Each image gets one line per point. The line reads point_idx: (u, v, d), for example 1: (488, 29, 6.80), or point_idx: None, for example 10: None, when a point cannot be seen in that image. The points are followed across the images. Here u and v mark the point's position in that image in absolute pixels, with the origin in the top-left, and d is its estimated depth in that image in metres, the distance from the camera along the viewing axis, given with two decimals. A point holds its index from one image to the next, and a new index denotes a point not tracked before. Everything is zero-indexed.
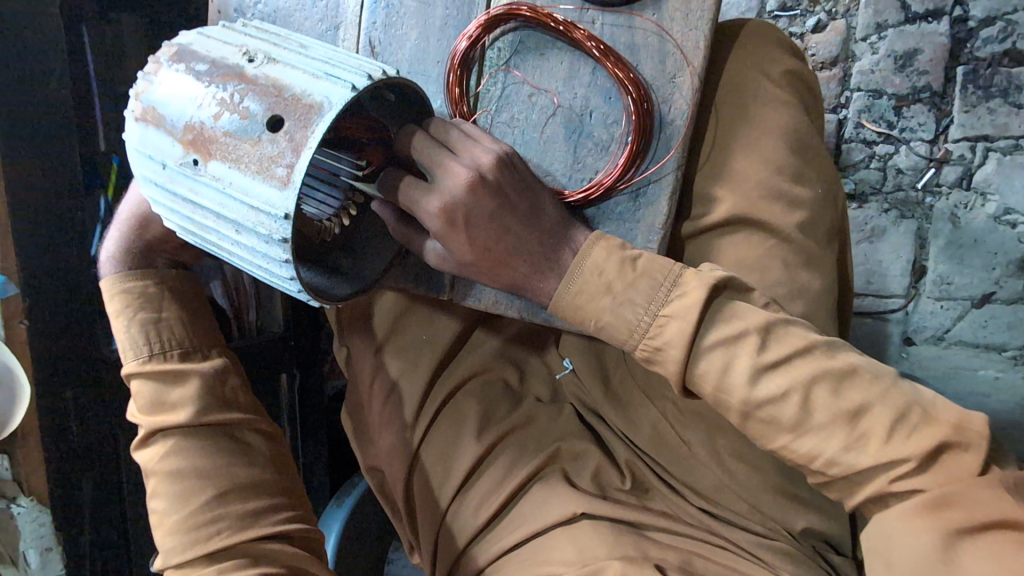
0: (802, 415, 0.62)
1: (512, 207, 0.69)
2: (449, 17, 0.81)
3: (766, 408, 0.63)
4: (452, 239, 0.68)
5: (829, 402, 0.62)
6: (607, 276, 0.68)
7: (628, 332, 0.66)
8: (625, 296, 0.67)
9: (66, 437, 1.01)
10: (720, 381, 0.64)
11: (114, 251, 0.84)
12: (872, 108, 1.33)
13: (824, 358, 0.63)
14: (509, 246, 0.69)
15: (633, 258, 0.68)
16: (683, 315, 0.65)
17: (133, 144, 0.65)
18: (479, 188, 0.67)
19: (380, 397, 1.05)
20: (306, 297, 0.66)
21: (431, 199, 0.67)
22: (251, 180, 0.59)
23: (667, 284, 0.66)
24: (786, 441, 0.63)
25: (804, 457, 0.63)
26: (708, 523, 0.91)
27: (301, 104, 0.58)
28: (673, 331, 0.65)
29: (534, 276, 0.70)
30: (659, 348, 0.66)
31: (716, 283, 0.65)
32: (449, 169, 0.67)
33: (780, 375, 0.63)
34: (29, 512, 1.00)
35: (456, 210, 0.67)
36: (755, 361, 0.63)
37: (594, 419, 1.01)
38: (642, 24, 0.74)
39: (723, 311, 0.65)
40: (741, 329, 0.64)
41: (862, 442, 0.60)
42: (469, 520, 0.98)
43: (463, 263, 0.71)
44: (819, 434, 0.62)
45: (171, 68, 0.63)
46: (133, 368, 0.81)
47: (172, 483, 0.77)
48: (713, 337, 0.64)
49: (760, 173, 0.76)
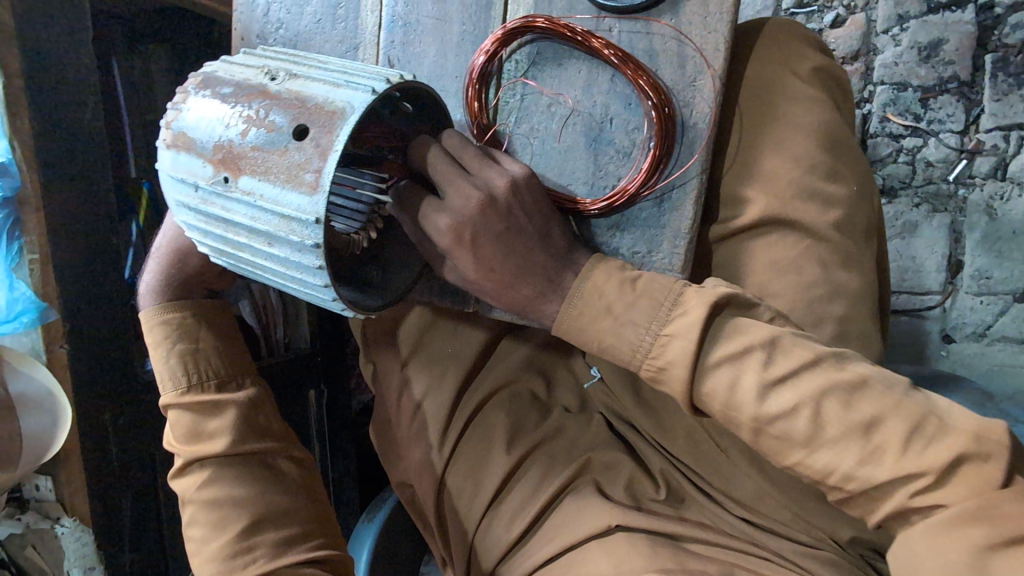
0: (814, 430, 0.59)
1: (521, 227, 0.68)
2: (466, 33, 0.81)
3: (779, 423, 0.60)
4: (459, 254, 0.68)
5: (840, 416, 0.58)
6: (608, 296, 0.67)
7: (630, 352, 0.65)
8: (626, 317, 0.66)
9: (106, 458, 1.02)
10: (729, 398, 0.62)
11: (154, 286, 0.85)
12: (897, 101, 1.29)
13: (833, 371, 0.60)
14: (514, 266, 0.69)
15: (633, 279, 0.68)
16: (685, 334, 0.63)
17: (165, 170, 0.66)
18: (489, 210, 0.67)
19: (408, 412, 1.06)
20: (343, 308, 0.66)
21: (443, 215, 0.67)
22: (281, 189, 0.59)
23: (667, 303, 0.65)
24: (800, 458, 0.60)
25: (820, 473, 0.60)
26: (751, 534, 0.88)
27: (324, 111, 0.59)
28: (676, 350, 0.63)
29: (536, 300, 0.69)
30: (663, 367, 0.64)
31: (717, 300, 0.63)
32: (459, 189, 0.67)
33: (788, 391, 0.60)
34: (72, 531, 1.00)
35: (464, 229, 0.67)
36: (762, 378, 0.60)
37: (628, 430, 1.00)
38: (660, 30, 0.73)
39: (726, 326, 0.63)
40: (746, 345, 0.62)
41: (877, 457, 0.57)
42: (501, 534, 0.97)
43: (471, 283, 0.71)
44: (833, 450, 0.58)
45: (197, 95, 0.64)
46: (171, 399, 0.82)
47: (207, 513, 0.79)
48: (718, 354, 0.62)
49: (792, 172, 0.75)
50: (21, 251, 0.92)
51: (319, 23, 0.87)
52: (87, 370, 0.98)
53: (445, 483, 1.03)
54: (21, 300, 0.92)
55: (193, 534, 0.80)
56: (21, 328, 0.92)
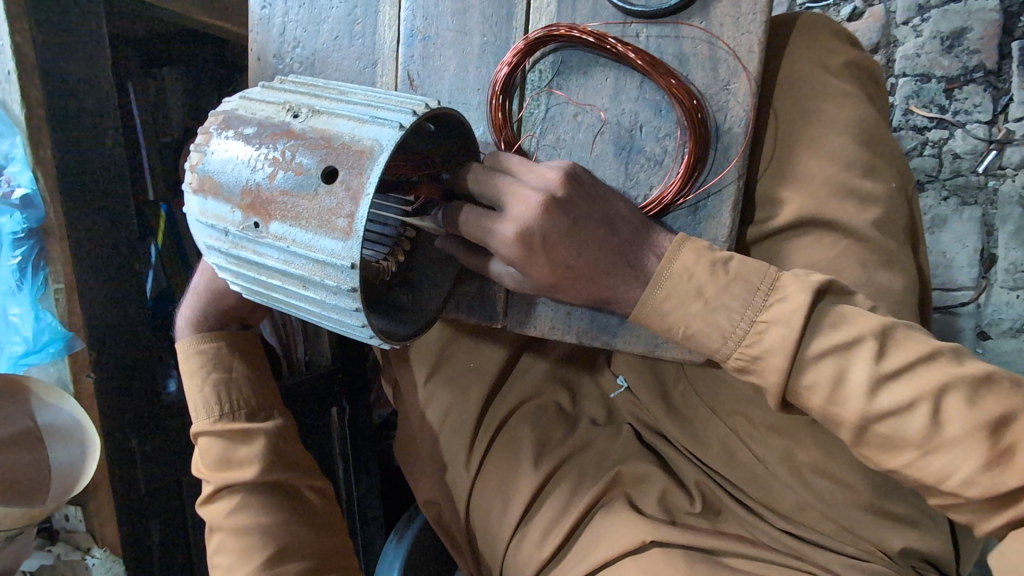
0: (932, 428, 0.58)
1: (588, 218, 0.66)
2: (486, 44, 0.80)
3: (889, 420, 0.59)
4: (529, 262, 0.65)
5: (964, 414, 0.58)
6: (698, 280, 0.65)
7: (721, 339, 0.64)
8: (718, 302, 0.64)
9: (135, 488, 0.99)
10: (833, 392, 0.61)
11: (193, 319, 0.84)
12: (920, 92, 1.26)
13: (951, 365, 0.59)
14: (592, 259, 0.66)
15: (724, 260, 0.65)
16: (783, 321, 0.62)
17: (193, 215, 0.64)
18: (555, 210, 0.64)
19: (437, 427, 1.05)
20: (377, 343, 0.65)
21: (505, 224, 0.64)
22: (313, 233, 0.57)
23: (764, 290, 0.64)
24: (913, 459, 0.60)
25: (934, 477, 0.59)
26: (794, 546, 0.84)
27: (353, 150, 0.56)
28: (774, 338, 0.62)
29: (618, 287, 0.67)
30: (756, 357, 0.63)
31: (819, 288, 0.62)
32: (519, 194, 0.64)
33: (902, 385, 0.59)
34: (103, 563, 0.98)
35: (533, 235, 0.64)
36: (874, 371, 0.60)
37: (656, 438, 0.97)
38: (690, 33, 0.71)
39: (829, 315, 0.62)
40: (855, 334, 0.61)
41: (1004, 460, 0.57)
42: (533, 553, 0.94)
43: (541, 286, 0.68)
44: (954, 450, 0.58)
45: (220, 136, 0.62)
46: (205, 425, 0.82)
47: (245, 547, 0.76)
48: (822, 344, 0.61)
49: (827, 170, 0.72)
50: (46, 281, 0.91)
51: (336, 41, 0.86)
52: (115, 399, 0.95)
53: (473, 498, 1.02)
54: (47, 329, 0.90)
55: (218, 561, 0.78)
56: (48, 357, 0.91)
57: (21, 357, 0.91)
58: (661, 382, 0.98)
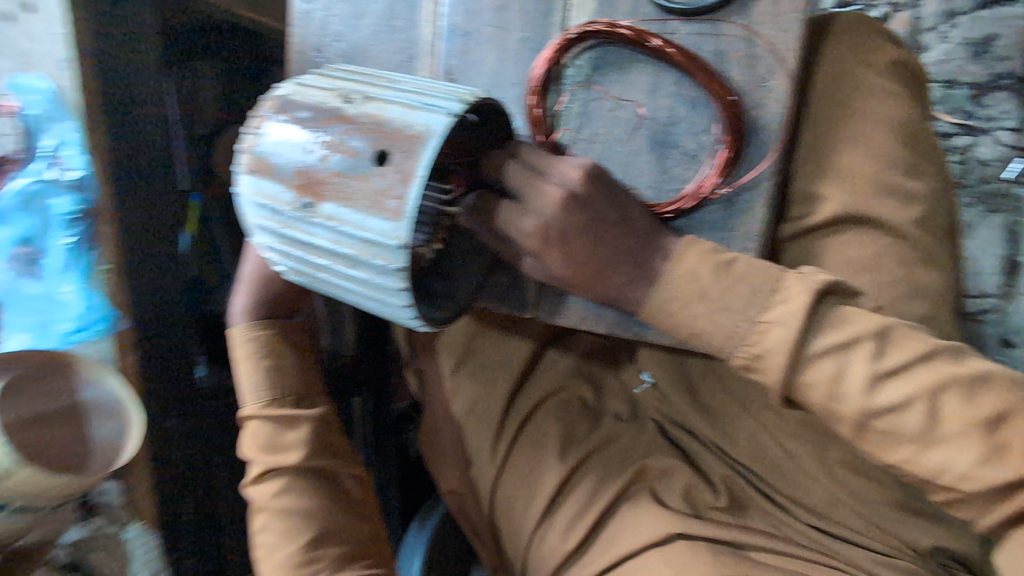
0: (930, 422, 0.60)
1: (600, 218, 0.67)
2: (526, 40, 0.82)
3: (885, 416, 0.61)
4: (547, 255, 0.67)
5: (961, 411, 0.59)
6: (701, 281, 0.65)
7: (724, 339, 0.64)
8: (722, 303, 0.64)
9: (170, 465, 1.03)
10: (832, 390, 0.62)
11: (244, 307, 0.86)
12: (948, 99, 1.27)
13: (951, 364, 0.61)
14: (604, 255, 0.67)
15: (728, 262, 0.65)
16: (786, 322, 0.62)
17: (245, 195, 0.67)
18: (571, 205, 0.65)
19: (460, 419, 1.07)
20: (417, 324, 0.67)
21: (528, 218, 0.66)
22: (364, 214, 0.59)
23: (767, 289, 0.64)
24: (910, 454, 0.61)
25: (931, 471, 0.60)
26: (822, 542, 0.85)
27: (405, 135, 0.59)
28: (775, 337, 0.62)
29: (627, 286, 0.67)
30: (759, 355, 0.63)
31: (821, 289, 0.62)
32: (541, 189, 0.66)
33: (902, 382, 0.60)
34: (140, 538, 1.00)
35: (551, 229, 0.66)
36: (873, 369, 0.61)
37: (683, 434, 0.98)
38: (729, 30, 0.72)
39: (829, 317, 0.63)
40: (854, 335, 0.62)
41: (999, 456, 0.58)
42: (557, 544, 0.95)
43: (557, 279, 0.70)
44: (950, 444, 0.59)
45: (275, 120, 0.64)
46: (254, 411, 0.84)
47: (279, 521, 0.80)
48: (822, 344, 0.62)
49: (874, 168, 0.73)
50: (97, 260, 0.94)
51: (377, 35, 0.88)
52: (157, 378, 1.00)
53: (498, 489, 1.03)
54: (96, 307, 0.95)
55: (261, 541, 0.81)
56: (94, 335, 0.95)
57: (68, 333, 0.94)
58: (687, 377, 1.00)
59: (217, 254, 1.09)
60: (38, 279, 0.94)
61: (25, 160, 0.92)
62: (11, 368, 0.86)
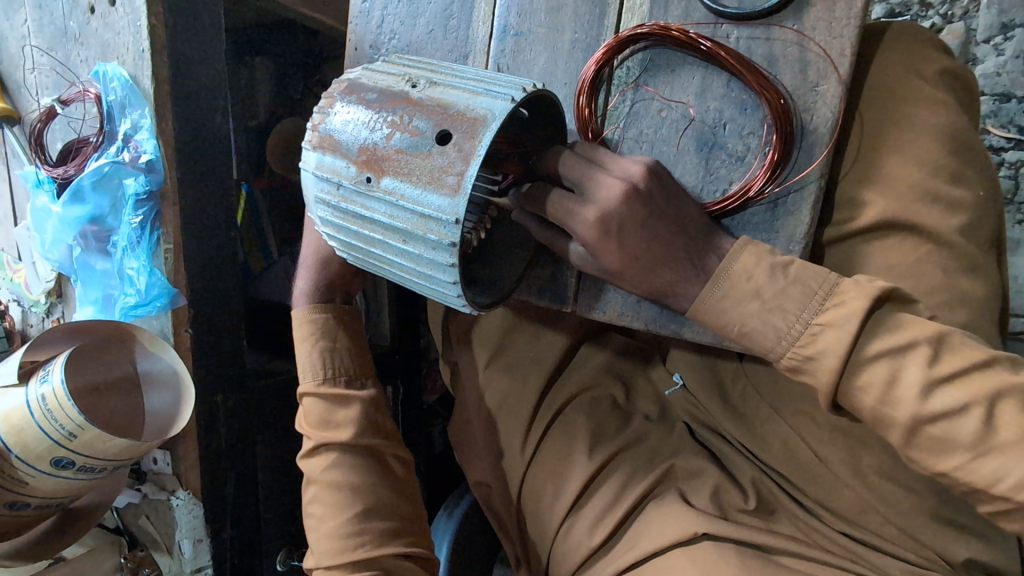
0: (985, 431, 0.58)
1: (660, 213, 0.68)
2: (577, 41, 0.84)
3: (941, 422, 0.59)
4: (602, 247, 0.68)
5: (1019, 418, 0.57)
6: (756, 282, 0.65)
7: (775, 338, 0.65)
8: (775, 303, 0.64)
9: (213, 438, 1.04)
10: (886, 394, 0.61)
11: (306, 289, 0.92)
12: (999, 112, 1.24)
13: (1008, 374, 0.59)
14: (658, 250, 0.68)
15: (784, 264, 0.66)
16: (839, 324, 0.62)
17: (309, 169, 0.71)
18: (634, 199, 0.67)
19: (493, 409, 1.10)
20: (463, 303, 0.69)
21: (587, 209, 0.67)
22: (422, 189, 0.62)
23: (821, 293, 0.64)
24: (963, 462, 0.59)
25: (984, 480, 0.58)
26: (850, 548, 0.84)
27: (466, 118, 0.61)
28: (829, 340, 0.63)
29: (678, 283, 0.68)
30: (810, 357, 0.63)
31: (879, 295, 0.62)
32: (604, 183, 0.67)
33: (957, 387, 0.59)
34: (185, 505, 1.04)
35: (610, 220, 0.66)
36: (927, 374, 0.60)
37: (711, 436, 0.99)
38: (781, 34, 0.73)
39: (886, 322, 0.62)
40: (910, 339, 0.61)
41: None
42: (584, 538, 0.97)
43: (607, 271, 0.71)
44: (1008, 455, 0.57)
45: (344, 100, 0.68)
46: (308, 388, 0.89)
47: (327, 492, 0.84)
48: (876, 347, 0.62)
49: (913, 175, 0.72)
50: (159, 241, 0.97)
51: (431, 34, 0.92)
52: (202, 357, 1.02)
53: (529, 480, 1.06)
54: (156, 285, 0.98)
55: (312, 511, 0.85)
56: (155, 311, 0.98)
57: (131, 308, 0.99)
58: (718, 378, 1.00)
59: (264, 248, 1.27)
60: (111, 256, 1.01)
61: (100, 146, 0.98)
62: (84, 337, 0.96)
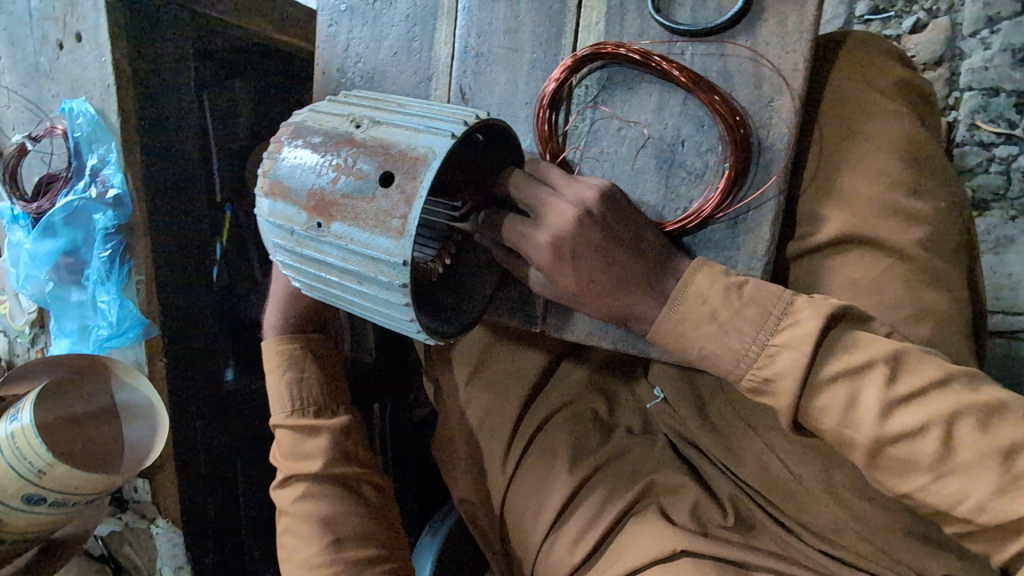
0: (945, 452, 0.57)
1: (616, 238, 0.67)
2: (536, 60, 0.83)
3: (901, 444, 0.59)
4: (558, 271, 0.67)
5: (975, 439, 0.57)
6: (712, 303, 0.65)
7: (734, 360, 0.64)
8: (731, 324, 0.64)
9: (194, 466, 1.08)
10: (845, 415, 0.60)
11: (274, 320, 0.92)
12: (988, 107, 1.07)
13: (966, 393, 0.58)
14: (614, 274, 0.67)
15: (739, 283, 0.66)
16: (799, 345, 0.61)
17: (263, 215, 0.71)
18: (587, 221, 0.66)
19: (471, 429, 1.09)
20: (423, 336, 0.69)
21: (540, 233, 0.67)
22: (370, 233, 0.62)
23: (777, 312, 0.63)
24: (923, 483, 0.59)
25: (947, 500, 0.58)
26: (828, 566, 0.83)
27: (408, 157, 0.62)
28: (785, 361, 0.62)
29: (636, 303, 0.68)
30: (768, 378, 0.63)
31: (833, 313, 0.61)
32: (556, 208, 0.66)
33: (913, 409, 0.58)
34: (165, 533, 1.07)
35: (562, 244, 0.66)
36: (885, 394, 0.59)
37: (692, 452, 0.97)
38: (735, 51, 0.72)
39: (842, 341, 0.61)
40: (868, 359, 0.60)
41: (1016, 487, 0.55)
42: (565, 555, 0.96)
43: (564, 294, 0.70)
44: (965, 475, 0.57)
45: (291, 145, 0.69)
46: (279, 420, 0.90)
47: (299, 524, 0.83)
48: (833, 367, 0.61)
49: (871, 191, 0.71)
50: (129, 274, 0.99)
51: (395, 56, 0.91)
52: (178, 386, 1.04)
53: (508, 498, 1.05)
54: (130, 316, 0.99)
55: (285, 543, 0.85)
56: (131, 341, 1.00)
57: (105, 340, 0.99)
58: (698, 394, 0.99)
59: None
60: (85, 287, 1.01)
61: (70, 180, 0.99)
62: (59, 370, 0.97)
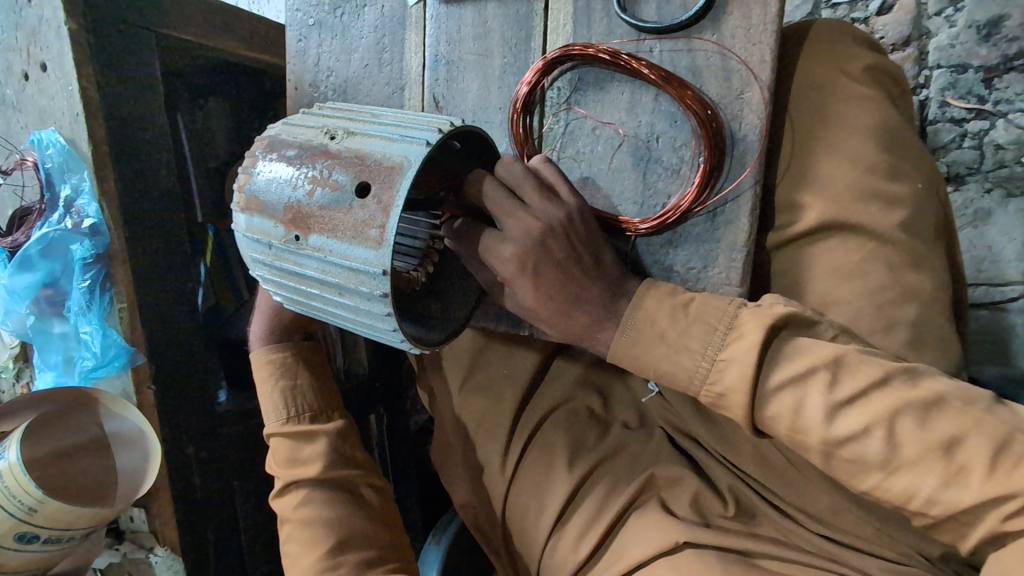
0: (889, 453, 0.57)
1: (579, 261, 0.68)
2: (508, 65, 0.84)
3: (848, 447, 0.58)
4: (520, 283, 0.68)
5: (915, 434, 0.56)
6: (660, 325, 0.67)
7: (688, 378, 0.65)
8: (681, 343, 0.66)
9: (189, 490, 1.07)
10: (795, 421, 0.61)
11: (262, 334, 0.92)
12: (957, 84, 1.08)
13: (903, 389, 0.58)
14: (572, 293, 0.68)
15: (685, 304, 0.68)
16: (739, 359, 0.62)
17: (241, 231, 0.71)
18: (549, 238, 0.67)
19: (465, 436, 1.10)
20: (408, 346, 0.69)
21: (505, 245, 0.67)
22: (349, 244, 0.62)
23: (722, 328, 0.64)
24: (877, 481, 0.58)
25: (900, 497, 0.58)
26: (831, 550, 0.84)
27: (383, 167, 0.61)
28: (734, 376, 0.62)
29: (593, 328, 0.69)
30: (721, 394, 0.64)
31: (773, 324, 0.62)
32: (516, 219, 0.67)
33: (857, 412, 0.58)
34: (165, 561, 1.06)
35: (526, 258, 0.66)
36: (827, 400, 0.59)
37: (688, 441, 0.98)
38: (703, 45, 0.73)
39: (785, 348, 0.62)
40: (808, 367, 0.60)
41: (960, 477, 0.55)
42: (569, 554, 0.96)
43: (529, 309, 0.71)
44: (913, 471, 0.56)
45: (266, 159, 0.68)
46: (274, 428, 0.88)
47: (301, 530, 0.82)
48: (776, 380, 0.61)
49: (849, 176, 0.72)
50: (111, 301, 0.97)
51: (367, 68, 0.91)
52: (168, 411, 1.02)
53: (509, 498, 1.04)
54: (114, 345, 0.97)
55: (289, 549, 0.83)
56: (115, 370, 0.99)
57: (90, 371, 0.99)
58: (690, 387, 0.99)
59: (238, 292, 1.21)
60: (67, 319, 1.00)
61: (45, 213, 0.98)
62: (49, 404, 0.96)
